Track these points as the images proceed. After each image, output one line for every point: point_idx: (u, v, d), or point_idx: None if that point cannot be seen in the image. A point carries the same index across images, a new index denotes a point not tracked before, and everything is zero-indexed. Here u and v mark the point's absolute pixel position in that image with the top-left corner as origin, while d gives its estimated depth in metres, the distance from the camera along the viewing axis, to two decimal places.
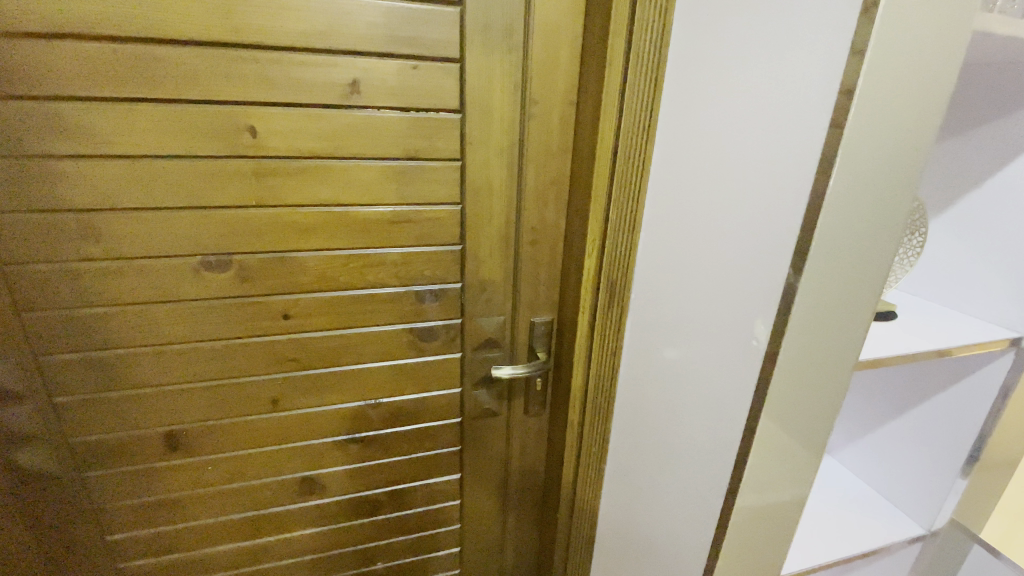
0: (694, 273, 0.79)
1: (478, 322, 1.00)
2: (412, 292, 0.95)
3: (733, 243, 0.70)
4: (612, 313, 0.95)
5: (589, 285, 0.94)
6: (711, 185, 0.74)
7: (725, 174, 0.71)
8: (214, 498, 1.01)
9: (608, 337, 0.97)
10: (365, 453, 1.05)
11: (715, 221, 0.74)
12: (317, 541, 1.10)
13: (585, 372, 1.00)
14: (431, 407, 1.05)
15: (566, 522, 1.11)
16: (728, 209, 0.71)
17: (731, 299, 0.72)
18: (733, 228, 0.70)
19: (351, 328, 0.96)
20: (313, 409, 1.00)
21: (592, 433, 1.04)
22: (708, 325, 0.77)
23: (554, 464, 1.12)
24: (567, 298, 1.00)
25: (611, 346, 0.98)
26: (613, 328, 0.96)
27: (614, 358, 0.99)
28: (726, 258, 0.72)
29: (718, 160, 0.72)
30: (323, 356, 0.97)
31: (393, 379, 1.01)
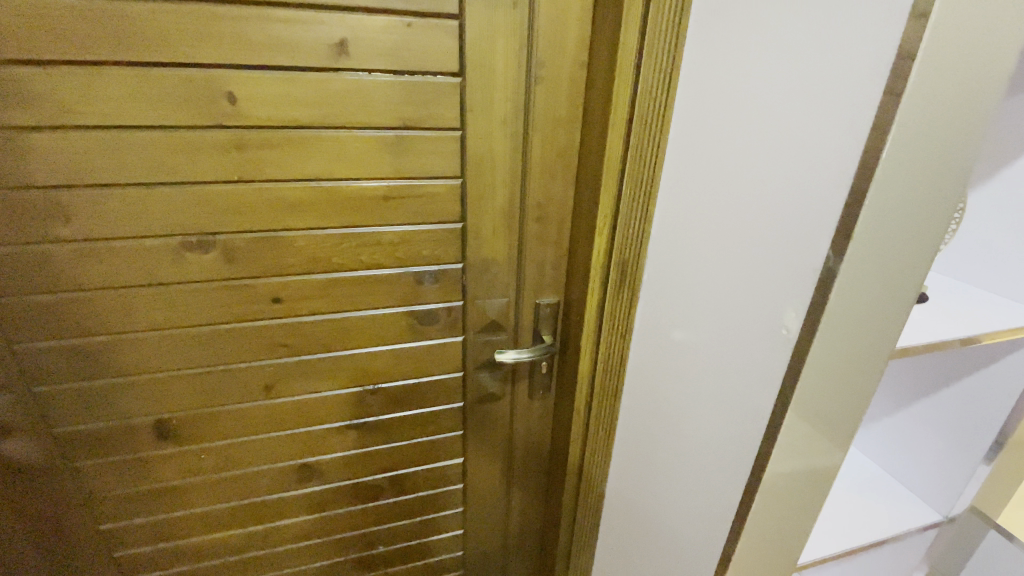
0: (714, 254, 0.73)
1: (481, 304, 0.95)
2: (410, 273, 0.90)
3: (762, 223, 0.64)
4: (623, 295, 0.90)
5: (599, 265, 0.88)
6: (737, 160, 0.67)
7: (754, 146, 0.64)
8: (209, 487, 0.98)
9: (619, 320, 0.92)
10: (364, 438, 1.02)
11: (741, 198, 0.67)
12: (318, 527, 1.08)
13: (593, 356, 0.95)
14: (432, 392, 1.01)
15: (572, 506, 1.09)
16: (756, 185, 0.65)
17: (756, 283, 0.67)
18: (762, 207, 0.64)
19: (345, 312, 0.90)
20: (309, 396, 0.95)
21: (599, 417, 1.00)
22: (728, 311, 0.72)
23: (560, 448, 1.09)
24: (574, 279, 0.94)
25: (621, 329, 0.93)
26: (623, 310, 0.91)
27: (624, 342, 0.94)
28: (752, 239, 0.66)
29: (746, 130, 0.65)
30: (316, 341, 0.91)
31: (391, 364, 0.96)
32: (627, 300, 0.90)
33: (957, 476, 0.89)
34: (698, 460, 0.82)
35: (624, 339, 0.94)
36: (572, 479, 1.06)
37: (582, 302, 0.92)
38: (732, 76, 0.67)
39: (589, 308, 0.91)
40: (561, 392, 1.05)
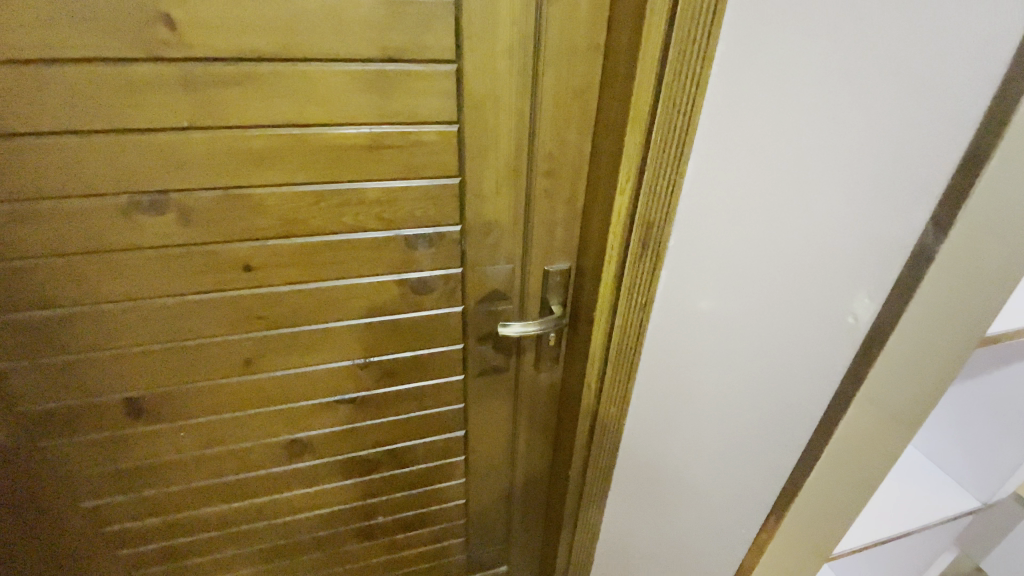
0: (773, 237, 0.66)
1: (482, 271, 0.84)
2: (400, 237, 0.78)
3: (868, 189, 0.60)
4: (644, 269, 0.75)
5: (618, 234, 0.73)
6: (816, 121, 0.59)
7: (844, 107, 0.57)
8: (194, 463, 0.92)
9: (637, 299, 0.78)
10: (357, 413, 0.94)
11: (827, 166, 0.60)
12: (312, 500, 1.03)
13: (606, 336, 0.83)
14: (430, 364, 0.92)
15: (579, 485, 1.02)
16: (852, 151, 0.59)
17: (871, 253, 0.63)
18: (864, 172, 0.59)
19: (328, 280, 0.80)
20: (294, 370, 0.87)
21: (610, 400, 0.89)
22: (810, 286, 0.67)
23: (567, 422, 1.01)
24: (588, 244, 0.82)
25: (638, 310, 0.79)
26: (643, 288, 0.77)
27: (643, 323, 0.80)
28: (846, 207, 0.61)
29: (829, 88, 0.57)
30: (298, 313, 0.81)
31: (382, 337, 0.87)
32: (647, 276, 0.76)
33: (1002, 462, 0.82)
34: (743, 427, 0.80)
35: (642, 320, 0.80)
36: (580, 458, 0.98)
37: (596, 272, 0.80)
38: (793, 20, 0.55)
39: (604, 281, 0.78)
40: (570, 365, 0.96)
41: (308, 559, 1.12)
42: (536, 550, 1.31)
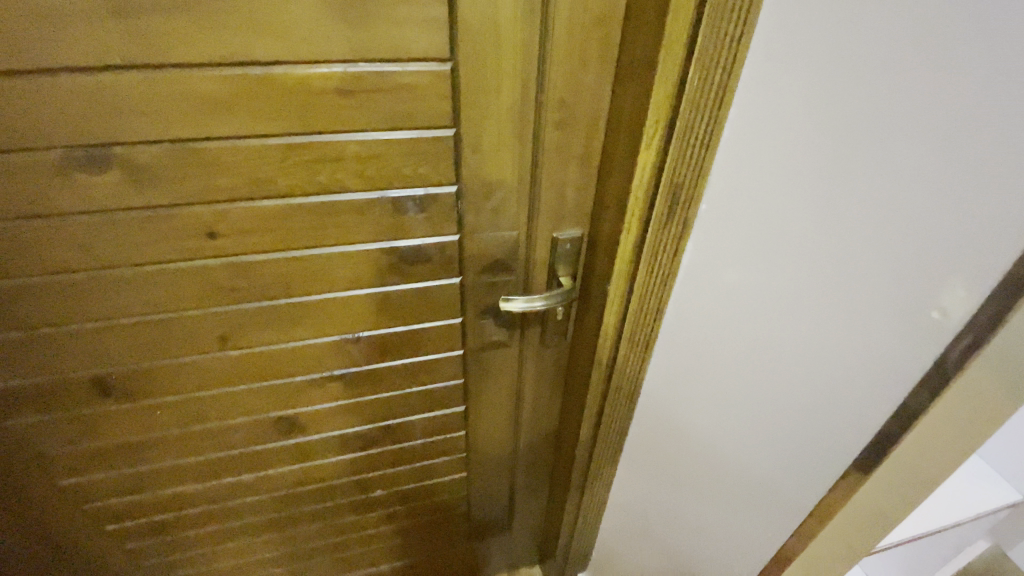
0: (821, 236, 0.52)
1: (482, 239, 0.73)
2: (387, 199, 0.67)
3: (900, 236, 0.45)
4: (668, 234, 0.66)
5: (641, 195, 0.63)
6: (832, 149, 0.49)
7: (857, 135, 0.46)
8: (176, 441, 0.86)
9: (658, 267, 0.69)
10: (348, 390, 0.87)
11: (846, 204, 0.49)
12: (306, 475, 0.98)
13: (622, 308, 0.74)
14: (425, 340, 0.83)
15: (587, 458, 0.98)
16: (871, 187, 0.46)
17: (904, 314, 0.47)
18: (889, 214, 0.46)
19: (308, 249, 0.70)
20: (275, 346, 0.78)
21: (623, 375, 0.83)
22: (837, 351, 0.54)
23: (575, 397, 0.94)
24: (605, 207, 0.71)
25: (661, 277, 0.71)
26: (666, 255, 0.68)
27: (665, 291, 0.73)
28: (878, 258, 0.48)
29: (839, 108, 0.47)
30: (275, 285, 0.72)
31: (370, 310, 0.78)
32: (674, 242, 0.67)
33: None
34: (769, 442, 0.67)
35: (664, 288, 0.72)
36: (588, 432, 0.93)
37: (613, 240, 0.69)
38: None
39: (622, 250, 0.68)
40: (579, 339, 0.87)
41: (307, 529, 1.09)
42: (541, 515, 1.29)
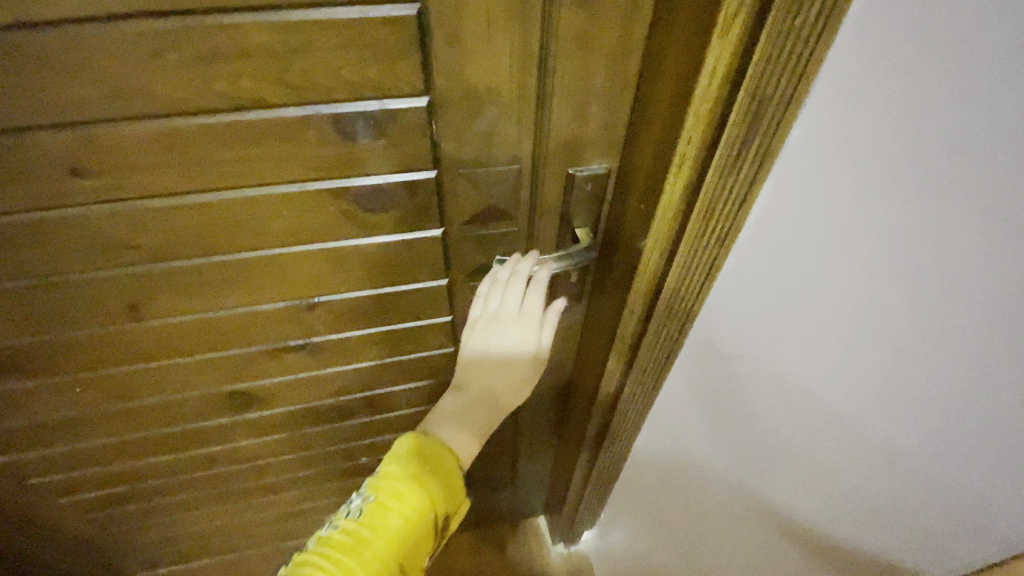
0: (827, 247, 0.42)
1: (468, 177, 0.52)
2: (325, 121, 0.46)
3: (897, 356, 0.40)
4: (734, 177, 0.43)
5: (705, 110, 0.41)
6: (851, 224, 0.40)
7: (886, 226, 0.38)
8: (114, 418, 0.72)
9: (715, 223, 0.47)
10: (311, 363, 0.70)
11: (848, 290, 0.42)
12: (279, 445, 0.86)
13: (659, 276, 0.54)
14: (402, 305, 0.65)
15: (600, 429, 0.84)
16: (884, 290, 0.39)
17: (878, 428, 0.43)
18: (895, 332, 0.39)
19: (223, 191, 0.50)
20: (205, 315, 0.61)
21: (648, 358, 0.64)
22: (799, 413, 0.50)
23: (589, 365, 0.78)
24: (646, 132, 0.48)
25: (714, 241, 0.48)
26: (728, 209, 0.46)
27: (717, 262, 0.50)
28: (864, 363, 0.42)
29: (877, 186, 0.37)
30: (189, 239, 0.53)
31: (325, 269, 0.59)
32: (739, 194, 0.44)
33: None
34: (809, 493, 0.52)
35: (716, 258, 0.50)
36: (602, 405, 0.78)
37: (656, 181, 0.48)
38: None
39: (667, 192, 0.47)
40: (598, 301, 0.69)
41: (289, 495, 0.99)
42: (546, 472, 1.19)
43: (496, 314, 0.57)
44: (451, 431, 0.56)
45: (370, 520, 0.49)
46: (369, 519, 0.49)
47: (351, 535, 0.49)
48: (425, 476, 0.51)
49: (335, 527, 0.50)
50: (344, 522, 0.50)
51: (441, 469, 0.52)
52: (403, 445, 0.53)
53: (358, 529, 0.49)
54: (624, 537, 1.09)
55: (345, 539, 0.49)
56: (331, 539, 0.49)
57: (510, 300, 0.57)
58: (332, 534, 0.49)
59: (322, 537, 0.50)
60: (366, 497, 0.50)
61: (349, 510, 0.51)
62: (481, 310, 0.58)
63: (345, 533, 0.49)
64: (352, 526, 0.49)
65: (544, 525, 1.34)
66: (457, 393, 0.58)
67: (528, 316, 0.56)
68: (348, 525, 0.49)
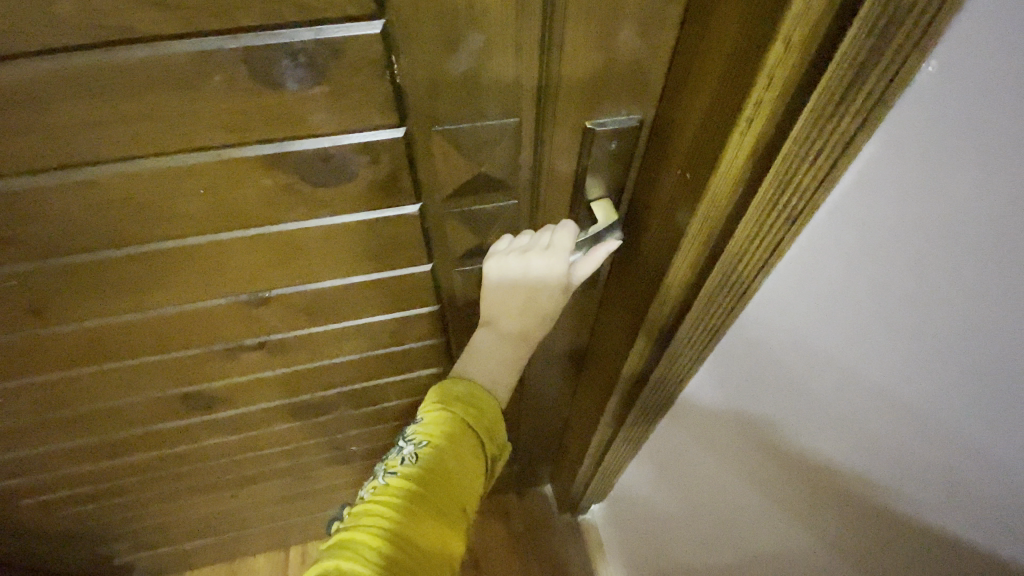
0: (814, 267, 0.36)
1: (450, 138, 0.38)
2: (238, 64, 0.32)
3: (933, 336, 0.29)
4: (830, 132, 0.29)
5: (801, 29, 0.27)
6: (890, 160, 0.29)
7: (895, 230, 0.29)
8: (55, 425, 0.62)
9: (787, 194, 0.33)
10: (276, 362, 0.59)
11: (876, 251, 0.31)
12: (256, 441, 0.77)
13: (704, 262, 0.41)
14: (377, 294, 0.53)
15: (615, 418, 0.75)
16: (922, 249, 0.28)
17: (900, 427, 0.33)
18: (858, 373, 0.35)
19: (114, 165, 0.37)
20: (131, 316, 0.49)
21: (672, 362, 0.53)
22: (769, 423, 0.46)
23: (605, 351, 0.67)
24: (700, 67, 0.34)
25: (783, 219, 0.34)
26: (811, 176, 0.31)
27: (782, 245, 0.36)
28: (828, 396, 0.38)
29: (931, 100, 0.26)
30: (84, 228, 0.40)
31: (274, 259, 0.46)
32: (831, 154, 0.30)
33: None
34: (856, 547, 0.41)
35: (781, 240, 0.36)
36: (617, 397, 0.68)
37: (713, 138, 0.34)
38: None
39: (728, 154, 0.33)
40: (621, 282, 0.57)
41: (276, 483, 0.92)
42: (553, 444, 1.12)
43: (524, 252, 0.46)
44: (485, 372, 0.48)
45: (434, 462, 0.42)
46: (428, 464, 0.42)
47: (414, 481, 0.42)
48: (478, 418, 0.45)
49: (390, 474, 0.43)
50: (401, 468, 0.43)
51: (494, 408, 0.46)
52: (446, 392, 0.46)
53: (421, 474, 0.42)
54: (630, 517, 1.03)
55: (405, 486, 0.41)
56: (391, 487, 0.42)
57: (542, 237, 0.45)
58: (391, 481, 0.42)
59: (377, 487, 0.42)
60: (420, 441, 0.43)
61: (401, 457, 0.44)
62: (508, 244, 0.46)
63: (406, 479, 0.42)
64: (413, 471, 0.42)
65: (549, 494, 1.30)
66: (484, 335, 0.48)
67: (559, 253, 0.44)
68: (406, 471, 0.42)
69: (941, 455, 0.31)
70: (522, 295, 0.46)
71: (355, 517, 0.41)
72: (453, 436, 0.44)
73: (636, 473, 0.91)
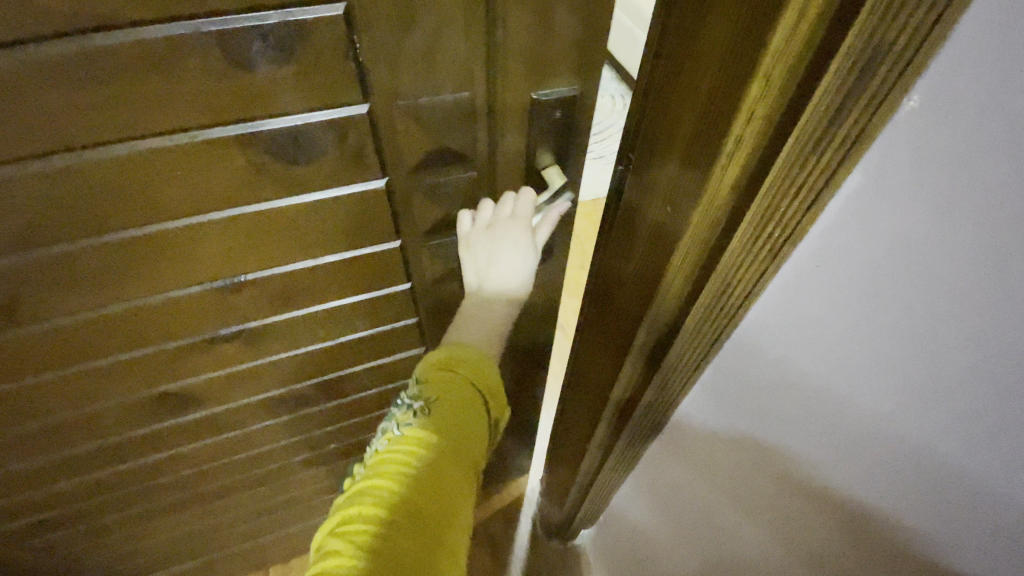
0: (789, 304, 0.36)
1: (410, 112, 0.42)
2: (211, 45, 0.35)
3: (919, 378, 0.29)
4: (824, 150, 0.28)
5: (799, 38, 0.25)
6: (873, 196, 0.28)
7: (862, 280, 0.30)
8: (23, 440, 0.61)
9: (769, 227, 0.33)
10: (252, 353, 0.61)
11: (875, 283, 0.30)
12: (234, 445, 0.77)
13: (688, 285, 0.41)
14: (349, 274, 0.56)
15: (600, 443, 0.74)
16: (891, 297, 0.29)
17: (910, 470, 0.32)
18: (826, 407, 0.36)
19: (91, 151, 0.39)
20: (108, 310, 0.50)
21: (657, 389, 0.53)
22: (743, 441, 0.48)
23: (587, 373, 0.67)
24: (694, 68, 0.33)
25: (770, 240, 0.33)
26: (792, 209, 0.31)
27: (773, 263, 0.35)
28: (800, 424, 0.40)
29: (909, 156, 0.26)
30: (60, 218, 0.42)
31: (248, 242, 0.49)
32: (820, 178, 0.29)
33: None
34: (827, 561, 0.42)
35: (766, 268, 0.35)
36: (604, 423, 0.67)
37: (698, 160, 0.34)
38: None
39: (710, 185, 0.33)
40: (607, 303, 0.55)
41: (255, 493, 0.91)
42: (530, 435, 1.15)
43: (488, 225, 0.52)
44: (472, 333, 0.52)
45: (443, 414, 0.46)
46: (437, 416, 0.46)
47: (426, 431, 0.45)
48: (480, 378, 0.49)
49: (404, 427, 0.46)
50: (414, 421, 0.46)
51: (493, 368, 0.51)
52: (446, 356, 0.50)
53: (432, 424, 0.46)
54: (617, 531, 1.03)
55: (419, 435, 0.45)
56: (407, 437, 0.45)
57: (484, 211, 0.51)
58: (406, 432, 0.46)
59: (393, 439, 0.46)
60: (429, 397, 0.47)
61: (413, 411, 0.47)
62: (471, 223, 0.52)
63: (419, 430, 0.45)
64: (424, 423, 0.46)
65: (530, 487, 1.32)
66: (471, 304, 0.54)
67: (521, 219, 0.50)
68: (418, 423, 0.46)
69: (899, 489, 0.33)
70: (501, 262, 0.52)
71: (375, 466, 0.44)
72: (458, 393, 0.48)
73: (625, 494, 0.92)
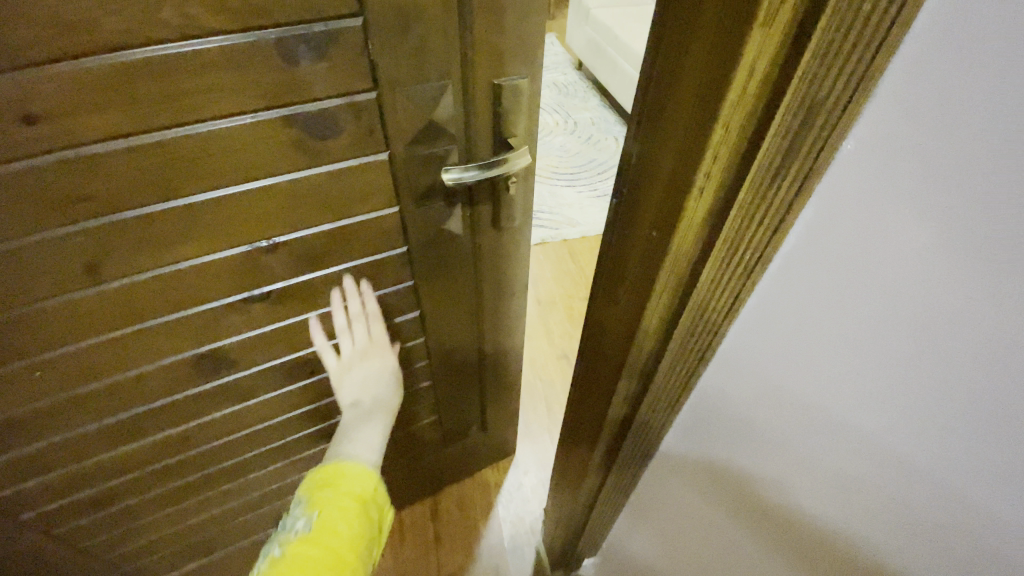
0: (760, 326, 0.42)
1: (406, 97, 0.58)
2: (272, 47, 0.50)
3: (866, 387, 0.35)
4: (788, 167, 0.33)
5: (756, 82, 0.30)
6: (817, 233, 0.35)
7: (813, 302, 0.37)
8: (74, 406, 0.70)
9: (739, 253, 0.39)
10: (277, 312, 0.73)
11: (836, 305, 0.35)
12: (254, 415, 0.86)
13: (672, 310, 0.46)
14: (359, 236, 0.70)
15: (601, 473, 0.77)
16: (838, 316, 0.35)
17: (867, 468, 0.37)
18: (798, 415, 0.42)
19: (174, 131, 0.52)
20: (167, 268, 0.62)
21: (651, 409, 0.58)
22: (729, 454, 0.53)
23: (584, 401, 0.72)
24: (675, 88, 0.36)
25: (743, 263, 0.39)
26: (758, 238, 0.37)
27: (747, 283, 0.41)
28: (776, 432, 0.45)
29: (841, 202, 0.32)
30: (143, 185, 0.55)
31: (281, 207, 0.62)
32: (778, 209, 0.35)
33: None
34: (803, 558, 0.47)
35: (737, 291, 0.41)
36: (602, 449, 0.71)
37: (671, 203, 0.40)
38: None
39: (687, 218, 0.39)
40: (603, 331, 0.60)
41: (265, 473, 0.99)
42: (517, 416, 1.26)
43: (349, 359, 0.75)
44: (363, 442, 0.65)
45: (322, 525, 0.54)
46: (317, 527, 0.54)
47: (308, 541, 0.53)
48: (358, 490, 0.59)
49: (287, 541, 0.53)
50: (296, 535, 0.54)
51: (366, 477, 0.60)
52: (324, 475, 0.60)
53: (313, 535, 0.54)
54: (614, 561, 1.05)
55: (299, 546, 0.52)
56: (289, 548, 0.52)
57: (344, 349, 0.75)
58: (288, 546, 0.53)
59: (275, 553, 0.53)
60: (310, 514, 0.56)
61: (294, 528, 0.55)
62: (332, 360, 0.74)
63: (301, 541, 0.53)
64: (305, 535, 0.54)
65: (521, 481, 1.40)
66: (349, 412, 0.70)
67: (377, 339, 0.77)
68: (300, 536, 0.54)
69: (857, 487, 0.39)
70: (366, 380, 0.74)
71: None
72: (338, 505, 0.57)
73: (622, 526, 0.94)
